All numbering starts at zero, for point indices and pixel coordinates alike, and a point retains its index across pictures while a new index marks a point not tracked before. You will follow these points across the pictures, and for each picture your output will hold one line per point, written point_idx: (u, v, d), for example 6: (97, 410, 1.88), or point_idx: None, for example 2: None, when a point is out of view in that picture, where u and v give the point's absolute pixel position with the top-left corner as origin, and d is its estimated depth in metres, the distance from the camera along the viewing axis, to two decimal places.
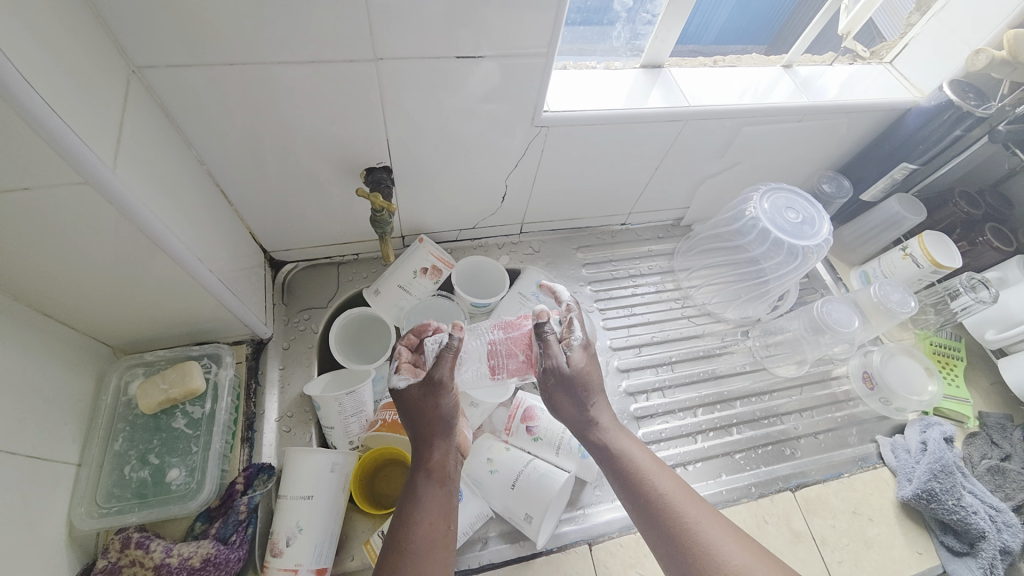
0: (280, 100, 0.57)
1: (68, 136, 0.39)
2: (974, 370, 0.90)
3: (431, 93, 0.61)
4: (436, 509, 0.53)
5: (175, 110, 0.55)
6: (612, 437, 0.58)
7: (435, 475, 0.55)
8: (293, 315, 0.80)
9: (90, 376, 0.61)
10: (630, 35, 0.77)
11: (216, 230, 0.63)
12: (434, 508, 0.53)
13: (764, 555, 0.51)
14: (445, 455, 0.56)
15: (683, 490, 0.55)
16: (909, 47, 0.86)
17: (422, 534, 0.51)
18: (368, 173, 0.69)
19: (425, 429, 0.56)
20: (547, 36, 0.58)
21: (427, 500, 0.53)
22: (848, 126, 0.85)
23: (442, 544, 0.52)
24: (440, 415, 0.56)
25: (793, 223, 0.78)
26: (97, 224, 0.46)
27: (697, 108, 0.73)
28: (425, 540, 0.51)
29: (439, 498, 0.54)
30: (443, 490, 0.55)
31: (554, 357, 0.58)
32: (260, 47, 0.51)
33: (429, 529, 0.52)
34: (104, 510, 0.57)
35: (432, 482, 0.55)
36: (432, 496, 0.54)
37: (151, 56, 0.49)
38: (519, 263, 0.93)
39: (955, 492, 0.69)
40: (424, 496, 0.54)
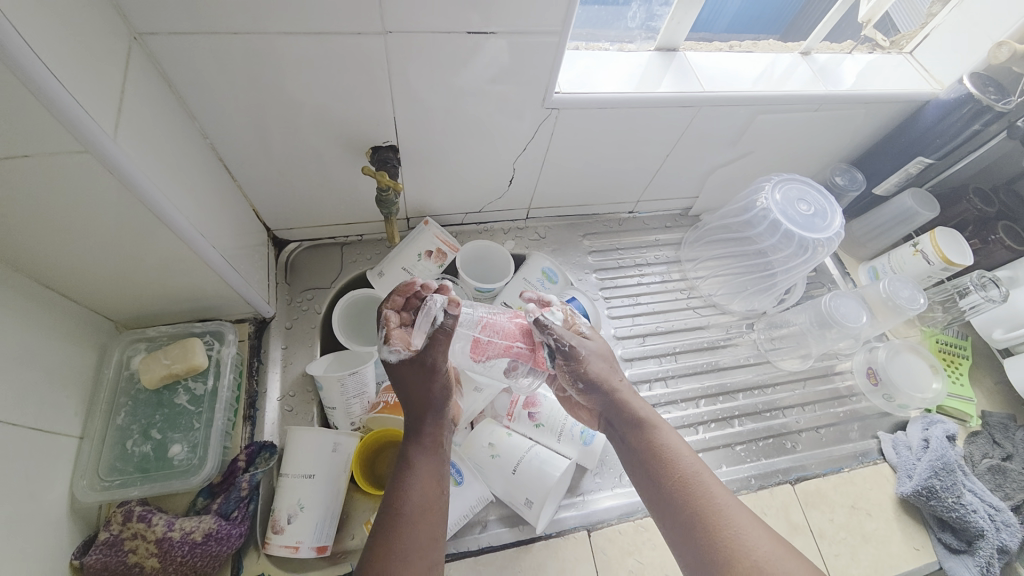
0: (285, 73, 0.56)
1: (68, 102, 0.38)
2: (978, 369, 0.89)
3: (440, 70, 0.59)
4: (426, 478, 0.53)
5: (177, 80, 0.53)
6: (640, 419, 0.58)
7: (426, 448, 0.55)
8: (295, 295, 0.80)
9: (92, 349, 0.61)
10: (646, 17, 0.75)
11: (219, 205, 0.62)
12: (424, 477, 0.53)
13: (794, 555, 0.49)
14: (435, 428, 0.56)
15: (708, 474, 0.54)
16: (930, 37, 0.84)
17: (413, 503, 0.51)
18: (374, 152, 0.68)
19: (416, 402, 0.56)
20: (561, 14, 0.56)
21: (418, 472, 0.53)
22: (865, 118, 0.83)
23: (436, 512, 0.51)
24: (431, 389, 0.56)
25: (805, 215, 0.77)
26: (98, 195, 0.45)
27: (711, 94, 0.71)
28: (418, 509, 0.51)
29: (429, 469, 0.54)
30: (434, 462, 0.55)
31: (575, 356, 0.59)
32: (266, 17, 0.49)
33: (421, 498, 0.51)
34: (107, 483, 0.57)
35: (422, 454, 0.55)
36: (424, 468, 0.54)
37: (152, 23, 0.47)
38: (524, 249, 0.92)
39: (955, 490, 0.70)
40: (415, 468, 0.54)
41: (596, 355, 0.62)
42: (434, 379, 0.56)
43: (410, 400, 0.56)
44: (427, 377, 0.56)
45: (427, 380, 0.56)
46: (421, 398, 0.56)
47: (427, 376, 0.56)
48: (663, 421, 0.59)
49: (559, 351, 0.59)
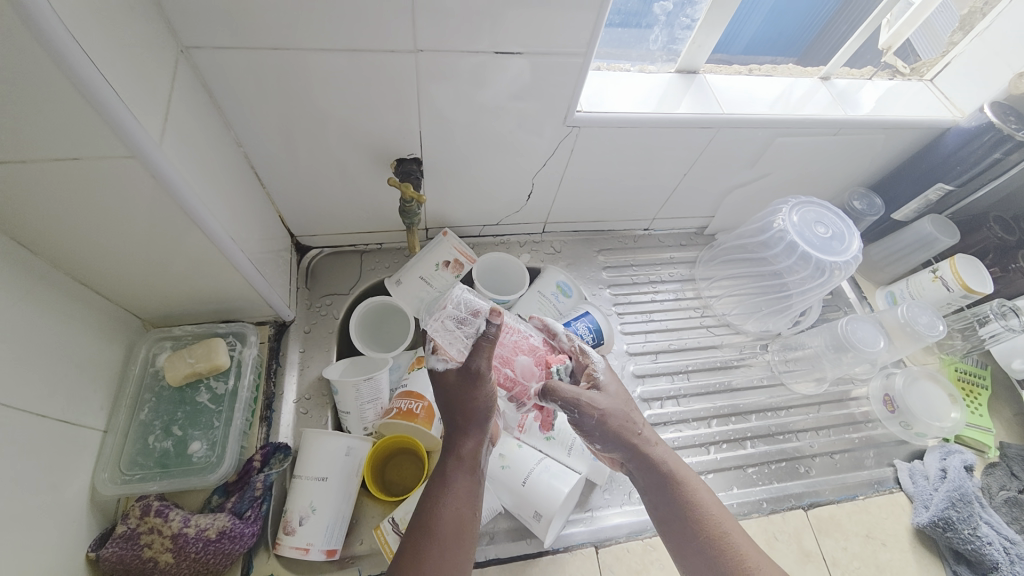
0: (318, 87, 0.58)
1: (119, 110, 0.40)
2: (998, 399, 0.87)
3: (466, 87, 0.61)
4: (461, 496, 0.55)
5: (217, 92, 0.56)
6: (667, 471, 0.59)
7: (464, 465, 0.57)
8: (315, 300, 0.82)
9: (120, 346, 0.63)
10: (667, 40, 0.76)
11: (249, 210, 0.64)
12: (459, 494, 0.55)
13: None
14: (474, 448, 0.58)
15: (734, 526, 0.56)
16: (950, 65, 0.84)
17: (446, 518, 0.53)
18: (399, 164, 0.70)
19: (461, 413, 0.58)
20: (586, 36, 0.58)
21: (454, 490, 0.55)
22: (885, 143, 0.83)
23: (465, 530, 0.53)
24: (477, 405, 0.58)
25: (822, 238, 0.77)
26: (140, 198, 0.47)
27: (730, 116, 0.72)
28: (451, 524, 0.53)
29: (465, 487, 0.55)
30: (471, 480, 0.56)
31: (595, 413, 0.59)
32: (303, 34, 0.52)
33: (454, 514, 0.53)
34: (127, 477, 0.58)
35: (461, 472, 0.56)
36: (461, 485, 0.55)
37: (199, 38, 0.50)
38: (539, 262, 0.93)
39: (972, 522, 0.68)
40: (453, 487, 0.55)
41: (616, 405, 0.61)
42: (479, 388, 0.57)
43: (457, 411, 0.58)
44: (476, 390, 0.57)
45: (473, 391, 0.57)
46: (468, 412, 0.58)
47: (477, 389, 0.57)
48: (687, 470, 0.60)
49: (573, 416, 0.59)
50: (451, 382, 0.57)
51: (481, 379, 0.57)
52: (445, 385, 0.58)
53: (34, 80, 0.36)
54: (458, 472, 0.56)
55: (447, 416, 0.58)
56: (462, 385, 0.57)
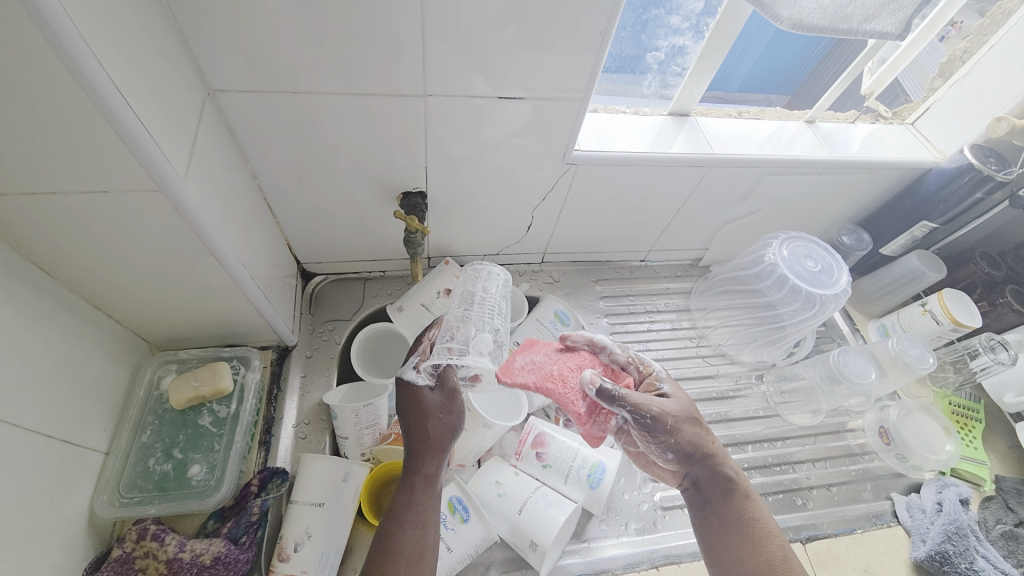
0: (332, 126, 0.62)
1: (150, 150, 0.43)
2: (993, 433, 0.88)
3: (470, 126, 0.65)
4: (426, 516, 0.55)
5: (238, 130, 0.59)
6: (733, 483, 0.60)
7: (431, 483, 0.58)
8: (317, 325, 0.83)
9: (126, 368, 0.64)
10: (660, 84, 0.81)
11: (260, 238, 0.67)
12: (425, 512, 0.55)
13: None
14: (438, 466, 0.59)
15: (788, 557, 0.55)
16: (931, 108, 0.89)
17: (408, 538, 0.53)
18: (405, 196, 0.73)
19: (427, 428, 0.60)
20: (584, 81, 0.62)
21: (420, 506, 0.56)
22: (870, 182, 0.87)
23: (426, 551, 0.53)
24: (448, 424, 0.61)
25: (812, 271, 0.80)
26: (161, 228, 0.50)
27: (721, 156, 0.76)
28: (411, 545, 0.53)
29: (426, 505, 0.56)
30: (431, 497, 0.57)
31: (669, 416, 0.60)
32: (321, 79, 0.56)
33: (416, 535, 0.54)
34: (125, 500, 0.59)
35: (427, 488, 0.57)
36: (423, 503, 0.56)
37: (224, 81, 0.54)
38: (538, 291, 0.95)
39: (969, 556, 0.67)
40: (418, 502, 0.56)
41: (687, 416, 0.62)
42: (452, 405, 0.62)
43: (429, 426, 0.60)
44: (453, 408, 0.61)
45: (450, 409, 0.61)
46: (439, 430, 0.60)
47: (453, 405, 0.61)
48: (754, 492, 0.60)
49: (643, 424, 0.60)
50: (427, 398, 0.61)
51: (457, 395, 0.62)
52: (415, 402, 0.61)
53: (76, 123, 0.39)
54: (422, 491, 0.57)
55: (413, 434, 0.60)
56: (444, 405, 0.61)
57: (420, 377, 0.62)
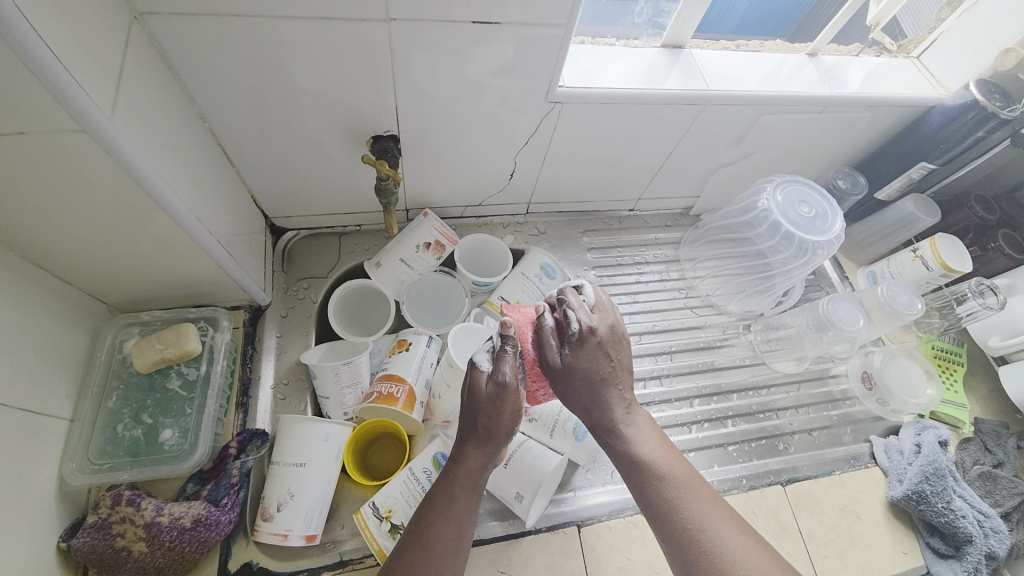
0: (287, 59, 0.55)
1: (66, 82, 0.37)
2: (974, 377, 0.89)
3: (443, 60, 0.59)
4: (464, 519, 0.52)
5: (176, 61, 0.52)
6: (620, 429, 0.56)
7: (469, 482, 0.54)
8: (291, 283, 0.79)
9: (84, 332, 0.60)
10: (652, 12, 0.74)
11: (217, 190, 0.62)
12: (458, 512, 0.52)
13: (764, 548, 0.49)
14: (483, 464, 0.55)
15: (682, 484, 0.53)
16: (938, 42, 0.83)
17: (443, 538, 0.50)
18: (374, 141, 0.67)
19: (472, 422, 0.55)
20: (568, 6, 0.55)
21: (455, 505, 0.53)
22: (870, 121, 0.83)
23: (459, 552, 0.51)
24: (501, 420, 0.54)
25: (806, 217, 0.77)
26: (93, 176, 0.44)
27: (717, 93, 0.71)
28: (447, 546, 0.50)
29: (466, 508, 0.53)
30: (472, 498, 0.54)
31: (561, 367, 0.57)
32: (268, 1, 0.49)
33: (452, 536, 0.51)
34: (96, 466, 0.57)
35: (463, 489, 0.53)
36: (461, 503, 0.53)
37: (152, 3, 0.47)
38: (523, 243, 0.91)
39: (945, 495, 0.70)
40: (453, 501, 0.53)
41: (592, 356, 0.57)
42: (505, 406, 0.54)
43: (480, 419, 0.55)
44: (502, 404, 0.54)
45: (500, 403, 0.54)
46: (489, 427, 0.55)
47: (500, 403, 0.54)
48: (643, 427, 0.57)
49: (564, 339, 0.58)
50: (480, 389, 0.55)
51: (507, 391, 0.54)
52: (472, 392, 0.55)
53: None
54: (462, 491, 0.53)
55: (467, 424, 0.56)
56: (495, 399, 0.54)
57: (483, 362, 0.56)
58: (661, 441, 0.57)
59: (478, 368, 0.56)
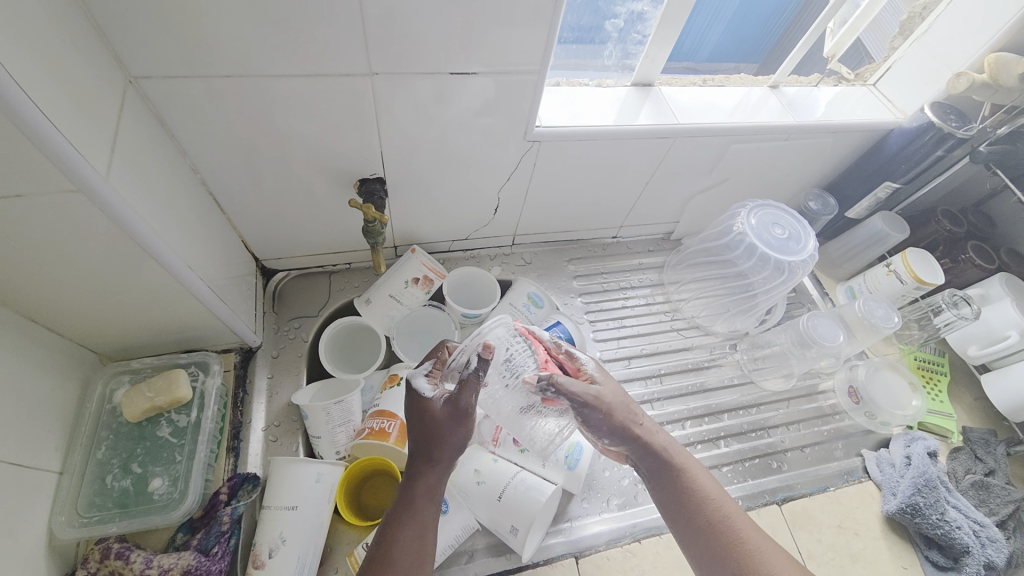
0: (277, 113, 0.58)
1: (63, 146, 0.39)
2: (958, 385, 0.91)
3: (426, 106, 0.62)
4: (427, 531, 0.52)
5: (168, 119, 0.55)
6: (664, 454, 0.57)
7: (430, 492, 0.54)
8: (282, 323, 0.80)
9: (75, 383, 0.60)
10: (622, 54, 0.79)
11: (209, 237, 0.63)
12: (422, 523, 0.52)
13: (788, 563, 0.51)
14: (439, 475, 0.54)
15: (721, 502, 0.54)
16: (891, 70, 0.89)
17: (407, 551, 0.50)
18: (361, 184, 0.70)
19: (421, 435, 0.55)
20: (541, 52, 0.59)
21: (418, 515, 0.52)
22: (834, 146, 0.87)
23: (424, 563, 0.50)
24: (449, 439, 0.54)
25: (780, 239, 0.80)
26: (89, 231, 0.46)
27: (686, 125, 0.75)
28: (410, 558, 0.49)
29: (428, 515, 0.52)
30: (433, 508, 0.53)
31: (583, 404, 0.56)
32: (258, 60, 0.52)
33: (416, 543, 0.51)
34: (85, 520, 0.56)
35: (426, 499, 0.53)
36: (423, 511, 0.52)
37: (146, 67, 0.49)
38: (510, 274, 0.93)
39: (939, 507, 0.70)
40: (416, 511, 0.52)
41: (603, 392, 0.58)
42: (462, 424, 0.54)
43: (430, 439, 0.54)
44: (459, 430, 0.54)
45: (455, 425, 0.54)
46: (438, 442, 0.54)
47: (460, 425, 0.54)
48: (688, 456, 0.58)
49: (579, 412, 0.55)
50: (437, 411, 0.54)
51: (467, 419, 0.54)
52: (424, 413, 0.55)
53: None
54: (422, 500, 0.53)
55: (417, 444, 0.54)
56: (451, 420, 0.54)
57: (428, 389, 0.55)
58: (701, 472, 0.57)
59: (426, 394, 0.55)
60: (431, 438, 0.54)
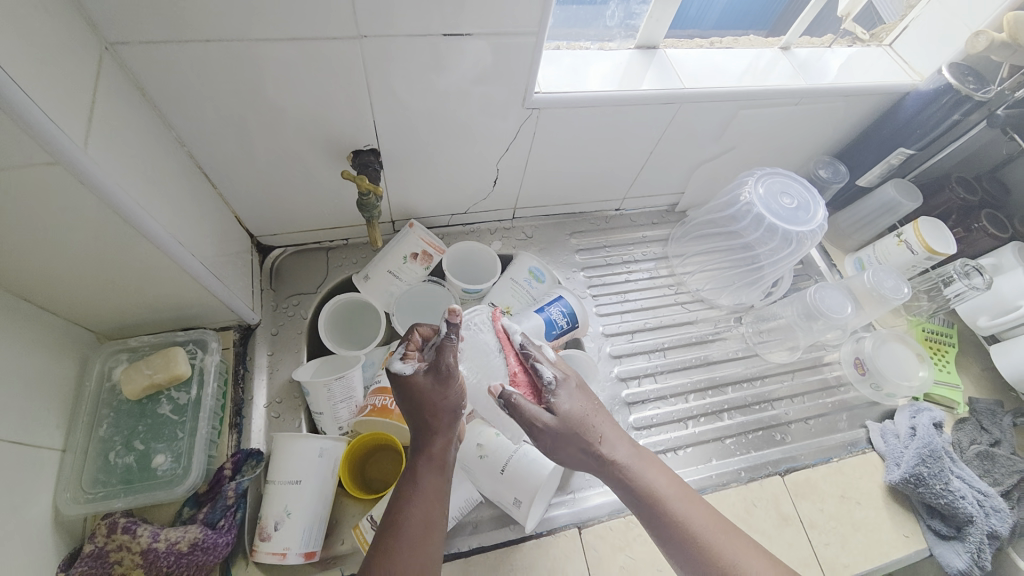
0: (264, 80, 0.55)
1: (37, 115, 0.37)
2: (965, 356, 0.90)
3: (420, 72, 0.59)
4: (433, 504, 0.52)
5: (150, 88, 0.53)
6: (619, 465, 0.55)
7: (433, 464, 0.53)
8: (281, 301, 0.79)
9: (73, 362, 0.60)
10: (624, 15, 0.75)
11: (200, 213, 0.62)
12: (427, 496, 0.52)
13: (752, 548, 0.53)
14: (443, 447, 0.54)
15: (681, 505, 0.54)
16: (909, 29, 0.84)
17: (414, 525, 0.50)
18: (355, 155, 0.67)
19: (416, 407, 0.54)
20: (538, 12, 0.56)
21: (422, 488, 0.52)
22: (846, 110, 0.84)
23: (435, 534, 0.51)
24: (446, 408, 0.53)
25: (788, 208, 0.77)
26: (73, 207, 0.44)
27: (692, 91, 0.72)
28: (418, 532, 0.50)
29: (433, 487, 0.52)
30: (440, 480, 0.53)
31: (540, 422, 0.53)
32: (241, 24, 0.49)
33: (423, 517, 0.51)
34: (90, 496, 0.57)
35: (429, 472, 0.53)
36: (428, 484, 0.52)
37: (123, 32, 0.47)
38: (511, 248, 0.92)
39: (943, 477, 0.70)
40: (420, 484, 0.52)
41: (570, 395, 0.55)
42: (448, 387, 0.53)
43: (425, 408, 0.53)
44: (447, 392, 0.53)
45: (443, 392, 0.53)
46: (434, 410, 0.53)
47: (447, 390, 0.53)
48: (649, 460, 0.57)
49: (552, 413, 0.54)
50: (421, 383, 0.53)
51: (452, 379, 0.53)
52: (408, 388, 0.54)
53: None
54: (427, 475, 0.53)
55: (412, 420, 0.53)
56: (439, 387, 0.53)
57: (408, 367, 0.53)
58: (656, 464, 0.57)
59: (406, 372, 0.53)
60: (425, 408, 0.53)
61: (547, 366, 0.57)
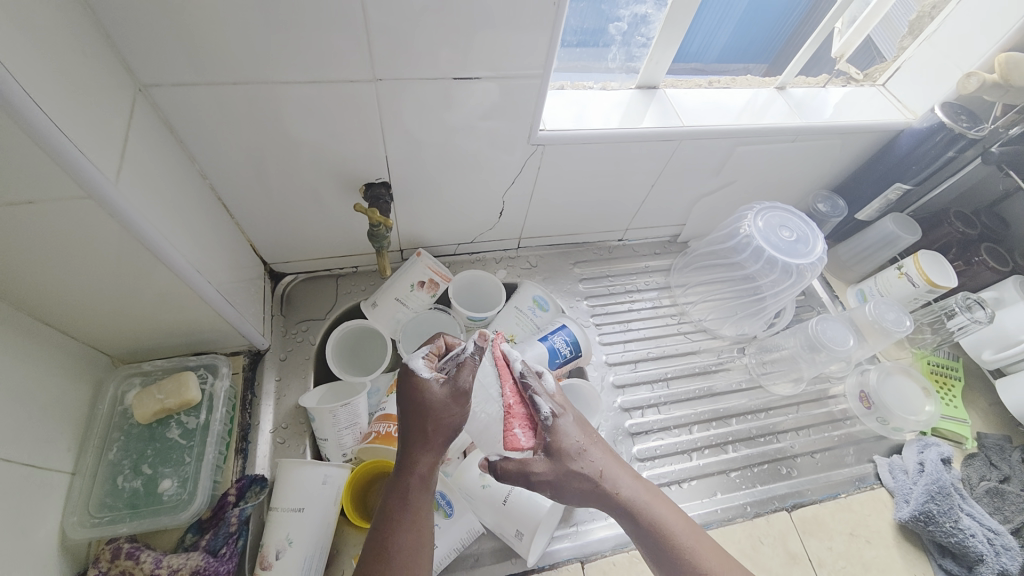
0: (283, 119, 0.59)
1: (73, 153, 0.40)
2: (972, 390, 0.89)
3: (431, 111, 0.62)
4: (421, 519, 0.53)
5: (178, 126, 0.56)
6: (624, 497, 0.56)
7: (424, 479, 0.55)
8: (290, 327, 0.81)
9: (87, 385, 0.62)
10: (626, 57, 0.79)
11: (218, 242, 0.64)
12: (417, 513, 0.53)
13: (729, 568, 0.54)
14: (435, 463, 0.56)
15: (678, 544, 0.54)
16: (901, 70, 0.88)
17: (405, 542, 0.51)
18: (367, 188, 0.70)
19: (421, 417, 0.55)
20: (543, 56, 0.59)
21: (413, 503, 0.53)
22: (843, 147, 0.86)
23: (424, 549, 0.52)
24: (450, 423, 0.56)
25: (788, 241, 0.79)
26: (100, 238, 0.47)
27: (691, 128, 0.75)
28: (407, 548, 0.51)
29: (422, 501, 0.54)
30: (427, 497, 0.54)
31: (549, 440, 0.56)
32: (264, 68, 0.53)
33: (413, 533, 0.52)
34: (96, 520, 0.57)
35: (418, 487, 0.54)
36: (417, 499, 0.54)
37: (156, 76, 0.51)
38: (516, 277, 0.94)
39: (952, 515, 0.69)
40: (411, 500, 0.53)
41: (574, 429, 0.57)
42: (456, 407, 0.56)
43: (429, 422, 0.55)
44: (455, 409, 0.56)
45: (451, 409, 0.56)
46: (436, 425, 0.55)
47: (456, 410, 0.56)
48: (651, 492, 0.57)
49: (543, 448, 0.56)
50: (432, 394, 0.56)
51: (464, 398, 0.56)
52: (422, 396, 0.56)
53: None
54: (417, 490, 0.54)
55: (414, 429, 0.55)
56: (448, 403, 0.56)
57: (426, 371, 0.57)
58: (663, 499, 0.57)
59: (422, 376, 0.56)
60: (433, 419, 0.55)
61: (544, 400, 0.57)
